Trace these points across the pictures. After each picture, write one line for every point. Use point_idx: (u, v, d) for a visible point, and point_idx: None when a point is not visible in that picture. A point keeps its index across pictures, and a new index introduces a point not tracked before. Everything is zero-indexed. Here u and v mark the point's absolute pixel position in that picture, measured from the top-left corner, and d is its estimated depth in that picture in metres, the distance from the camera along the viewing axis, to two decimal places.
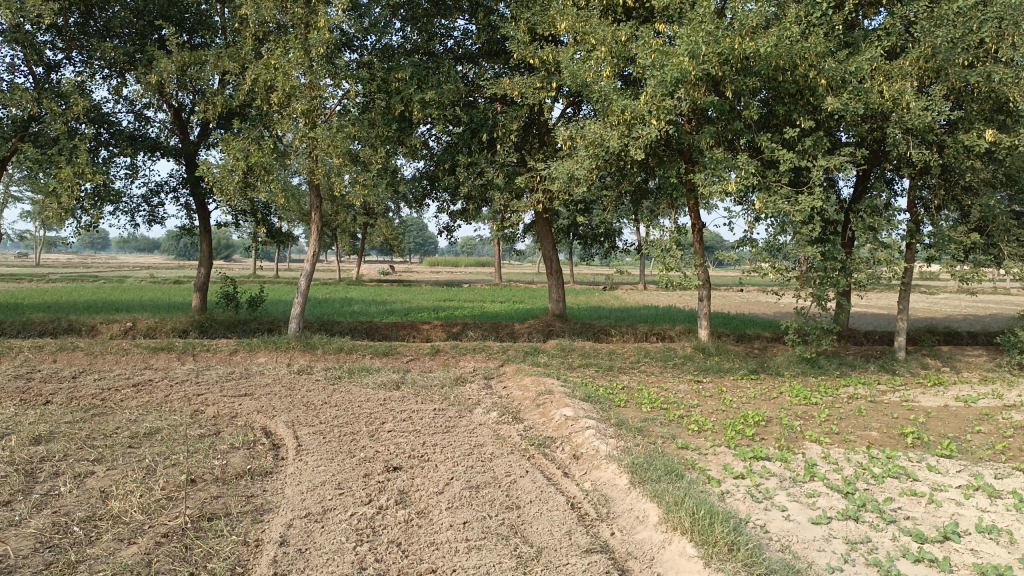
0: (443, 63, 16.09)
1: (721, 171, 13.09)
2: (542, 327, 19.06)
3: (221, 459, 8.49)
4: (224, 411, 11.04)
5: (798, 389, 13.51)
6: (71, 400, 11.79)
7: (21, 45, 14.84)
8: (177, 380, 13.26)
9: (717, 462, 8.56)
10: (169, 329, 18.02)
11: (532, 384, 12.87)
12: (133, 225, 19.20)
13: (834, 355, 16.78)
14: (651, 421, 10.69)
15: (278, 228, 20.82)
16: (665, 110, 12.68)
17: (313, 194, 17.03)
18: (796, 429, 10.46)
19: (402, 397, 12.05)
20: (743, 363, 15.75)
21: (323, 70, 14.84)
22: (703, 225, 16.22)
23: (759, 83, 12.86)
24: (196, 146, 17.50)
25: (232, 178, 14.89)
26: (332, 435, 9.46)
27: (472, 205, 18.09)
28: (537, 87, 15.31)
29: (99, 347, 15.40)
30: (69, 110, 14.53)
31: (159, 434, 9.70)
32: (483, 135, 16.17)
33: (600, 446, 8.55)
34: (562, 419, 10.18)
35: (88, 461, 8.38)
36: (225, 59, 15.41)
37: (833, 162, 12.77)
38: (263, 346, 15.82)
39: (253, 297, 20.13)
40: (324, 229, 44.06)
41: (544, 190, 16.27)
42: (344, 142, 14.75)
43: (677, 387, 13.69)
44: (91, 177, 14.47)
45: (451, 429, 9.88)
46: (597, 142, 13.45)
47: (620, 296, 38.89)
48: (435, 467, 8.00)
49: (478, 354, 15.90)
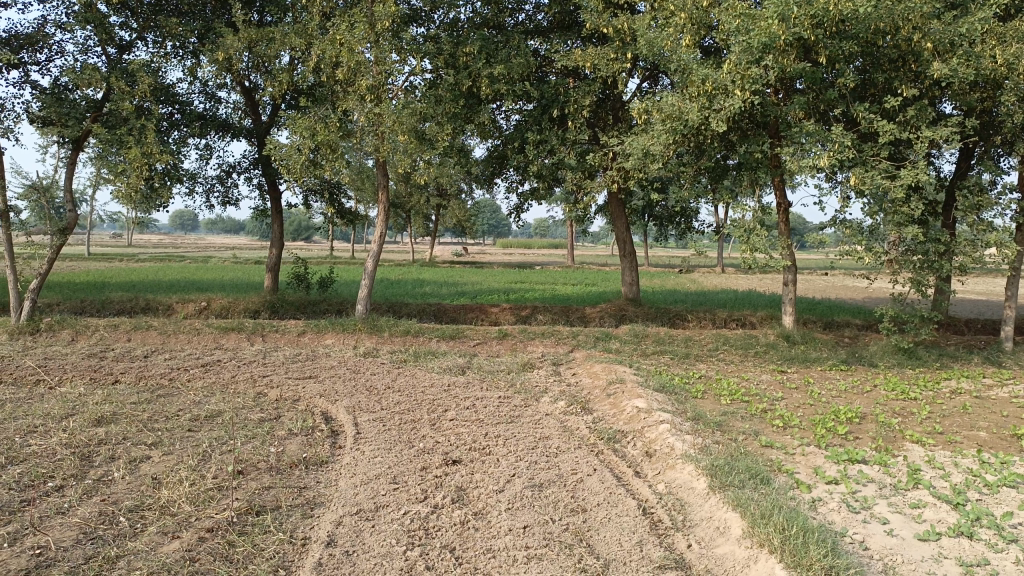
0: (513, 37, 15.45)
1: (812, 145, 12.11)
2: (614, 312, 18.35)
3: (277, 446, 8.21)
4: (287, 394, 10.83)
5: (894, 383, 12.45)
6: (139, 380, 11.80)
7: (93, 25, 14.94)
8: (244, 361, 13.16)
9: (806, 464, 7.81)
10: (241, 309, 18.09)
11: (603, 373, 12.23)
12: (207, 205, 19.35)
13: (932, 346, 15.52)
14: (731, 415, 9.94)
15: (349, 208, 20.63)
16: (750, 79, 11.78)
17: (381, 174, 16.70)
18: (893, 428, 9.57)
19: (467, 383, 11.60)
20: (831, 353, 14.72)
21: (389, 44, 14.43)
22: (789, 205, 15.19)
23: (856, 47, 11.81)
24: (268, 125, 17.39)
25: (299, 158, 14.69)
26: (392, 423, 9.07)
27: (542, 185, 17.46)
28: (610, 58, 14.49)
29: (172, 327, 15.49)
30: (138, 88, 14.58)
31: (219, 417, 9.51)
32: (555, 111, 15.49)
33: (675, 443, 7.88)
34: (634, 411, 9.54)
35: (145, 445, 8.21)
36: (293, 35, 15.22)
37: (939, 131, 11.64)
38: (331, 327, 15.63)
39: (323, 279, 20.08)
40: (397, 210, 44.19)
41: (618, 168, 15.51)
42: (410, 120, 14.33)
43: (759, 377, 12.83)
44: (160, 156, 14.50)
45: (516, 420, 9.36)
46: (675, 115, 12.62)
47: (697, 279, 37.65)
48: (496, 462, 7.50)
49: (548, 339, 15.32)
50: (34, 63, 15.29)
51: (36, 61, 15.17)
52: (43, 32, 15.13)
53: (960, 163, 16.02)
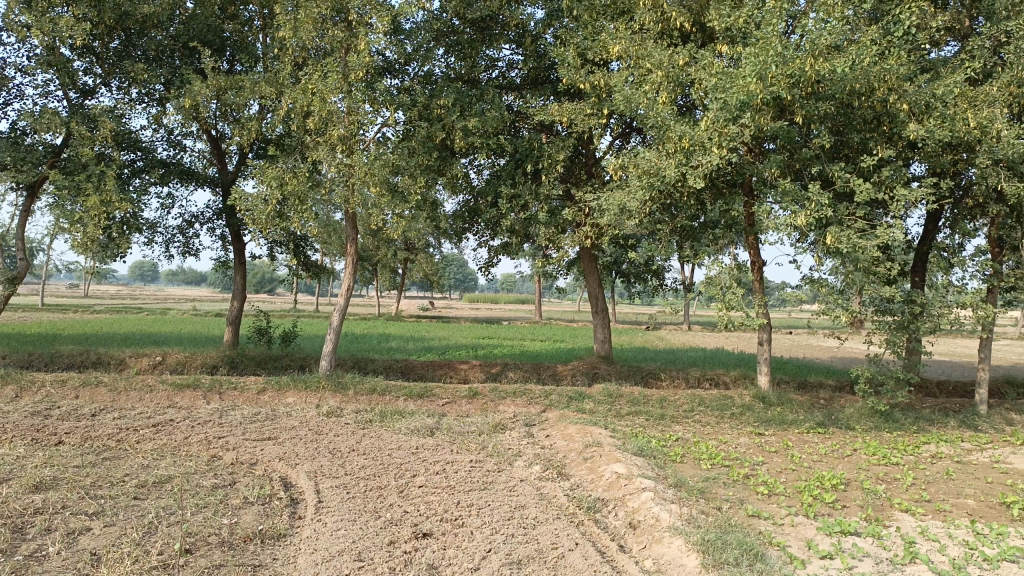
0: (488, 91, 15.34)
1: (788, 204, 12.03)
2: (586, 370, 17.95)
3: (230, 517, 7.57)
4: (244, 457, 10.15)
5: (874, 446, 12.17)
6: (86, 440, 11.02)
7: (55, 69, 14.50)
8: (199, 421, 12.42)
9: (797, 538, 7.41)
10: (198, 365, 17.34)
11: (578, 434, 11.76)
12: (166, 256, 18.70)
13: (907, 408, 15.34)
14: (713, 481, 9.52)
15: (314, 260, 20.12)
16: (728, 137, 11.70)
17: (350, 227, 16.27)
18: (880, 496, 9.24)
19: (436, 445, 11.03)
20: (808, 415, 14.44)
21: (362, 95, 14.19)
22: (763, 263, 15.08)
23: (831, 108, 11.84)
24: (234, 175, 16.92)
25: (264, 209, 14.24)
26: (357, 490, 8.49)
27: (514, 240, 17.19)
28: (587, 114, 14.40)
29: (123, 383, 14.68)
30: (99, 134, 14.09)
31: (169, 484, 8.82)
32: (529, 166, 15.30)
33: (661, 514, 7.43)
34: (613, 477, 9.07)
35: (85, 516, 7.50)
36: (262, 84, 14.97)
37: (914, 194, 11.64)
38: (293, 385, 14.97)
39: (286, 333, 19.43)
40: (363, 264, 43.65)
41: (592, 224, 15.30)
42: (382, 172, 14.00)
43: (738, 440, 12.46)
44: (118, 204, 13.94)
45: (490, 486, 8.84)
46: (652, 171, 12.47)
47: (664, 337, 37.53)
48: (470, 535, 6.97)
49: (519, 398, 14.82)
50: None
51: None
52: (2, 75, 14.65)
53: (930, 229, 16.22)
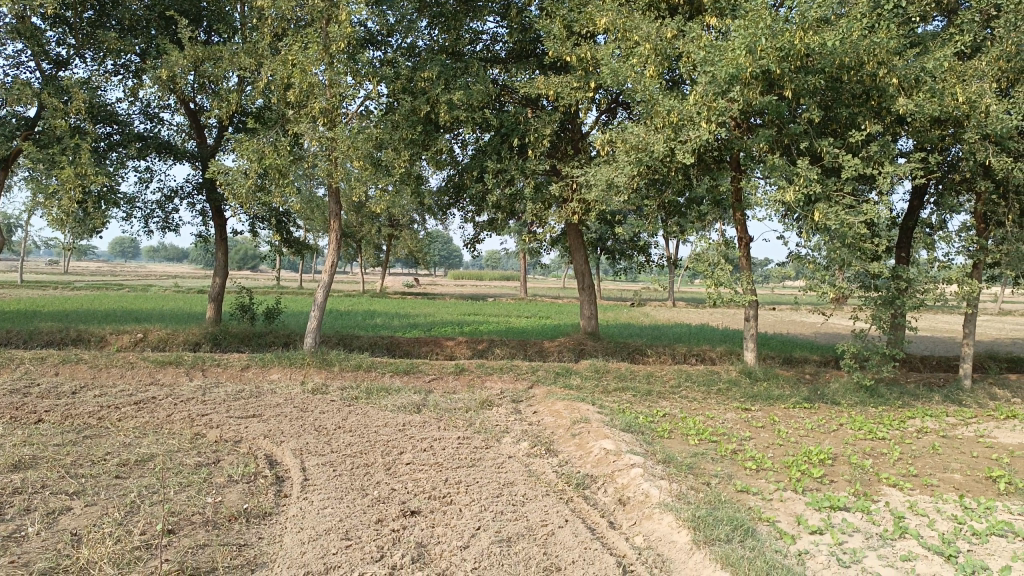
0: (473, 63, 15.07)
1: (776, 180, 11.93)
2: (573, 346, 17.91)
3: (214, 496, 7.45)
4: (227, 435, 10.01)
5: (860, 421, 12.21)
6: (65, 419, 10.84)
7: (26, 39, 14.08)
8: (181, 398, 12.24)
9: (787, 513, 7.40)
10: (180, 342, 17.12)
11: (566, 411, 11.69)
12: (145, 231, 18.39)
13: (892, 383, 15.41)
14: (701, 457, 9.50)
15: (296, 236, 19.87)
16: (717, 111, 11.56)
17: (333, 202, 16.02)
18: (868, 471, 9.26)
19: (423, 422, 10.92)
20: (794, 390, 14.47)
21: (345, 67, 13.88)
22: (750, 239, 15.01)
23: (820, 82, 11.72)
24: (213, 149, 16.59)
25: (245, 183, 13.96)
26: (343, 467, 8.38)
27: (500, 216, 17.02)
28: (574, 87, 14.17)
29: (104, 360, 14.46)
30: (73, 106, 13.73)
31: (151, 462, 8.67)
32: (515, 140, 15.08)
33: (651, 491, 7.38)
34: (602, 453, 9.02)
35: (65, 495, 7.35)
36: (242, 55, 14.62)
37: (903, 169, 11.57)
38: (277, 361, 14.81)
39: (269, 309, 19.21)
40: (347, 240, 43.30)
41: (579, 200, 15.15)
42: (365, 145, 13.76)
43: (725, 415, 12.46)
44: (95, 178, 13.63)
45: (477, 463, 8.76)
46: (640, 145, 12.32)
47: (649, 313, 37.56)
48: (459, 513, 6.89)
49: (506, 375, 14.75)
50: None
51: None
52: None
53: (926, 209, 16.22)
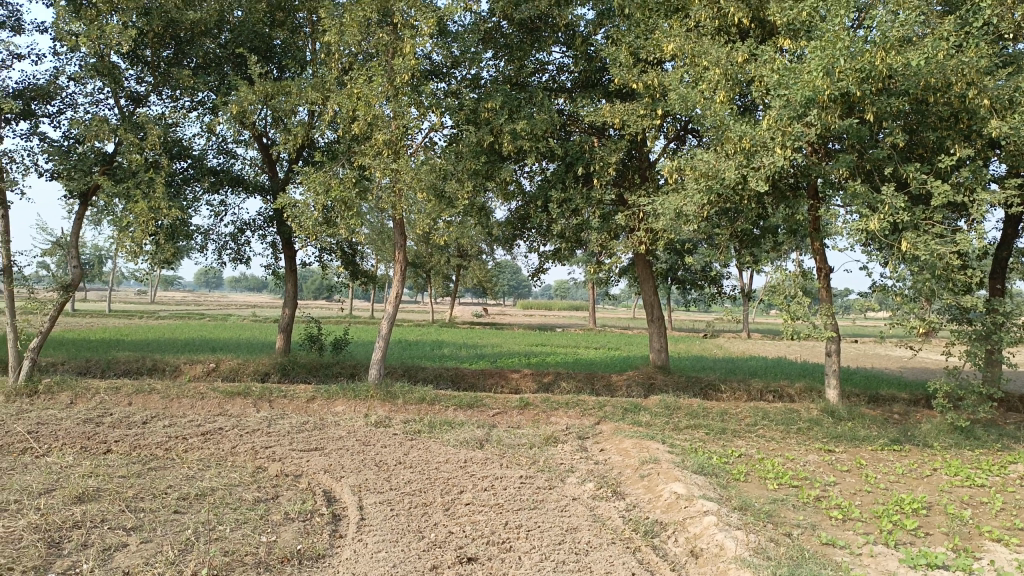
0: (537, 92, 14.90)
1: (859, 207, 11.26)
2: (642, 380, 17.34)
3: (269, 535, 7.26)
4: (288, 469, 9.89)
5: (956, 466, 11.28)
6: (133, 449, 10.94)
7: (105, 77, 14.62)
8: (246, 430, 12.25)
9: (877, 571, 6.78)
10: (250, 372, 17.30)
11: (634, 450, 11.18)
12: (218, 263, 18.79)
13: (991, 425, 14.30)
14: (781, 504, 8.88)
15: (364, 267, 19.98)
16: (793, 136, 11.02)
17: (399, 233, 16.00)
18: (966, 523, 8.48)
19: (485, 459, 10.58)
20: (881, 431, 13.56)
21: (409, 98, 13.87)
22: (830, 269, 14.25)
23: (905, 104, 11.06)
24: (284, 182, 16.83)
25: (312, 215, 14.03)
26: (401, 507, 8.12)
27: (565, 246, 16.70)
28: (641, 114, 13.77)
29: (176, 390, 14.67)
30: (149, 141, 14.15)
31: (210, 496, 8.59)
32: (581, 169, 14.79)
33: (726, 543, 6.86)
34: (672, 497, 8.51)
35: (122, 531, 7.29)
36: (310, 89, 14.82)
37: (999, 195, 10.76)
38: (342, 393, 14.75)
39: (336, 340, 19.30)
40: (416, 271, 43.69)
41: (647, 229, 14.70)
42: (429, 176, 13.69)
43: (805, 457, 11.73)
44: (168, 211, 13.97)
45: (540, 505, 8.37)
46: (711, 173, 11.86)
47: (723, 345, 36.42)
48: (518, 562, 6.52)
49: (572, 410, 14.30)
50: (45, 116, 14.97)
51: (49, 114, 14.85)
52: (56, 85, 14.85)
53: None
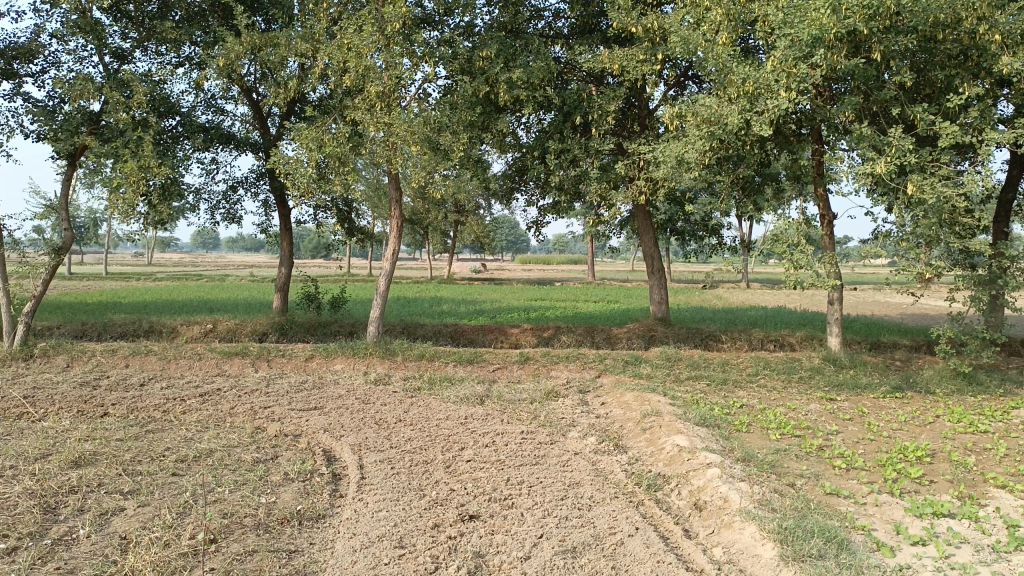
0: (533, 40, 14.47)
1: (864, 151, 11.03)
2: (643, 332, 17.23)
3: (268, 496, 7.18)
4: (288, 429, 9.80)
5: (959, 413, 11.22)
6: (131, 412, 10.84)
7: (87, 33, 14.17)
8: (245, 390, 12.15)
9: (883, 520, 6.72)
10: (248, 332, 17.18)
11: (636, 402, 11.10)
12: (211, 222, 18.54)
13: (993, 370, 14.24)
14: (784, 454, 8.81)
15: (360, 224, 19.72)
16: (797, 78, 10.70)
17: (394, 188, 15.70)
18: (971, 469, 8.42)
19: (486, 415, 10.50)
20: (883, 378, 13.50)
21: (401, 48, 13.45)
22: (833, 217, 14.02)
23: (913, 43, 10.70)
24: (276, 138, 16.47)
25: (304, 171, 13.73)
26: (401, 465, 8.03)
27: (563, 199, 16.43)
28: (640, 60, 13.37)
29: (173, 351, 14.55)
30: (135, 99, 13.78)
31: (209, 458, 8.50)
32: (578, 118, 14.44)
33: (730, 495, 6.77)
34: (674, 450, 8.43)
35: (119, 495, 7.21)
36: (298, 40, 14.38)
37: (1009, 135, 10.48)
38: (340, 351, 14.65)
39: (334, 299, 19.15)
40: (414, 227, 43.34)
41: (647, 179, 14.43)
42: (423, 129, 13.35)
43: (808, 406, 11.66)
44: (157, 170, 13.68)
45: (542, 460, 8.28)
46: (713, 119, 11.55)
47: (723, 295, 36.33)
48: (521, 518, 6.44)
49: (572, 364, 14.21)
50: (28, 75, 14.56)
51: (31, 72, 14.44)
52: (37, 42, 14.41)
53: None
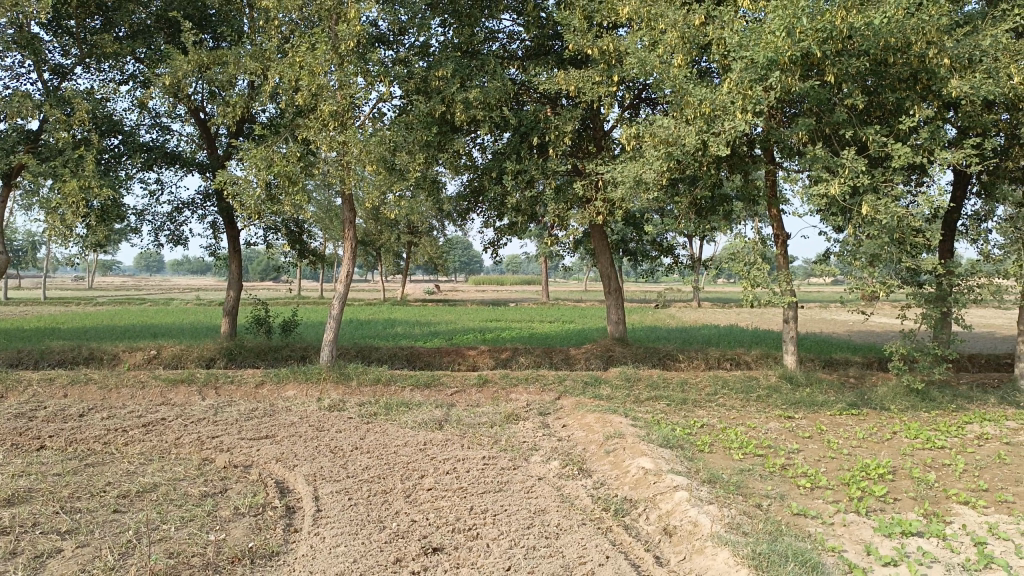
0: (489, 60, 14.38)
1: (819, 171, 11.18)
2: (601, 352, 17.13)
3: (218, 533, 6.78)
4: (237, 460, 9.36)
5: (915, 429, 11.32)
6: (69, 445, 10.26)
7: (25, 48, 13.61)
8: (191, 419, 11.64)
9: (852, 541, 6.64)
10: (194, 358, 16.57)
11: (597, 424, 10.94)
12: (155, 244, 17.93)
13: (944, 386, 14.49)
14: (748, 475, 8.73)
15: (312, 246, 19.28)
16: (753, 99, 10.78)
17: (347, 209, 15.36)
18: (933, 486, 8.44)
19: (445, 441, 10.21)
20: (839, 395, 13.61)
21: (354, 66, 13.21)
22: (787, 236, 14.17)
23: (864, 65, 10.90)
24: (224, 158, 16.02)
25: (254, 191, 13.35)
26: (358, 495, 7.71)
27: (520, 219, 16.30)
28: (596, 81, 13.37)
29: (114, 379, 13.92)
30: (75, 116, 13.25)
31: (153, 493, 8.05)
32: (534, 138, 14.36)
33: (700, 519, 6.63)
34: (640, 473, 8.27)
35: (55, 535, 6.73)
36: (247, 58, 14.03)
37: (958, 155, 10.71)
38: (292, 377, 14.19)
39: (285, 322, 18.66)
40: (366, 248, 42.81)
41: (604, 199, 14.40)
42: (378, 148, 13.10)
43: (767, 425, 11.65)
44: (97, 190, 13.14)
45: (505, 486, 8.05)
46: (671, 139, 11.59)
47: (676, 315, 36.59)
48: (487, 550, 6.19)
49: (531, 386, 14.01)
50: None
51: None
52: None
53: (979, 208, 15.73)
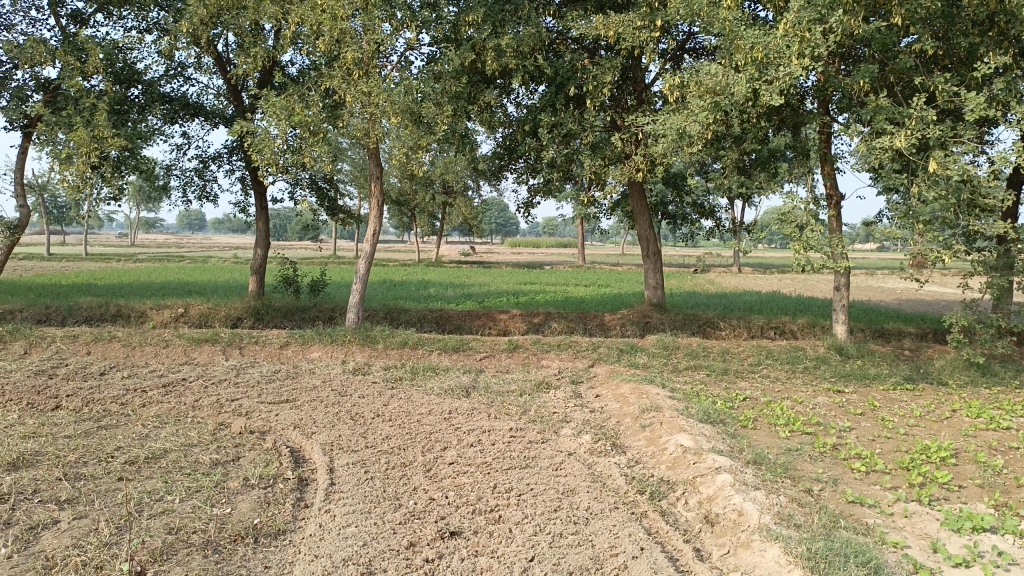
0: (524, 4, 13.54)
1: (882, 125, 10.26)
2: (637, 318, 16.45)
3: (223, 507, 6.33)
4: (253, 425, 8.93)
5: (978, 407, 10.50)
6: (84, 405, 9.94)
7: None
8: (211, 381, 11.27)
9: (916, 536, 5.97)
10: (221, 317, 16.28)
11: (632, 395, 10.32)
12: (184, 200, 17.61)
13: (1007, 360, 13.57)
14: (796, 455, 8.05)
15: (341, 204, 18.75)
16: (811, 44, 9.86)
17: (374, 164, 14.73)
18: (1002, 473, 7.69)
19: (471, 409, 9.68)
20: (892, 369, 12.78)
21: (381, 10, 12.47)
22: (841, 197, 13.25)
23: (937, 6, 9.89)
24: (249, 111, 15.49)
25: (276, 144, 12.80)
26: (375, 469, 7.21)
27: (555, 177, 15.56)
28: (638, 27, 12.47)
29: (138, 337, 13.63)
30: (93, 64, 12.80)
31: (162, 459, 7.65)
32: (571, 91, 13.54)
33: (746, 508, 6.01)
34: (678, 452, 7.64)
35: (53, 505, 6.33)
36: (268, 2, 13.37)
37: None
38: (317, 338, 13.79)
39: (313, 282, 18.27)
40: (401, 208, 42.39)
41: (644, 155, 13.58)
42: (405, 99, 12.45)
43: (815, 399, 10.93)
44: (114, 141, 12.75)
45: (532, 462, 7.49)
46: (717, 88, 10.75)
47: (716, 280, 35.68)
48: (509, 536, 5.66)
49: (564, 352, 13.42)
50: None
51: None
52: None
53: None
